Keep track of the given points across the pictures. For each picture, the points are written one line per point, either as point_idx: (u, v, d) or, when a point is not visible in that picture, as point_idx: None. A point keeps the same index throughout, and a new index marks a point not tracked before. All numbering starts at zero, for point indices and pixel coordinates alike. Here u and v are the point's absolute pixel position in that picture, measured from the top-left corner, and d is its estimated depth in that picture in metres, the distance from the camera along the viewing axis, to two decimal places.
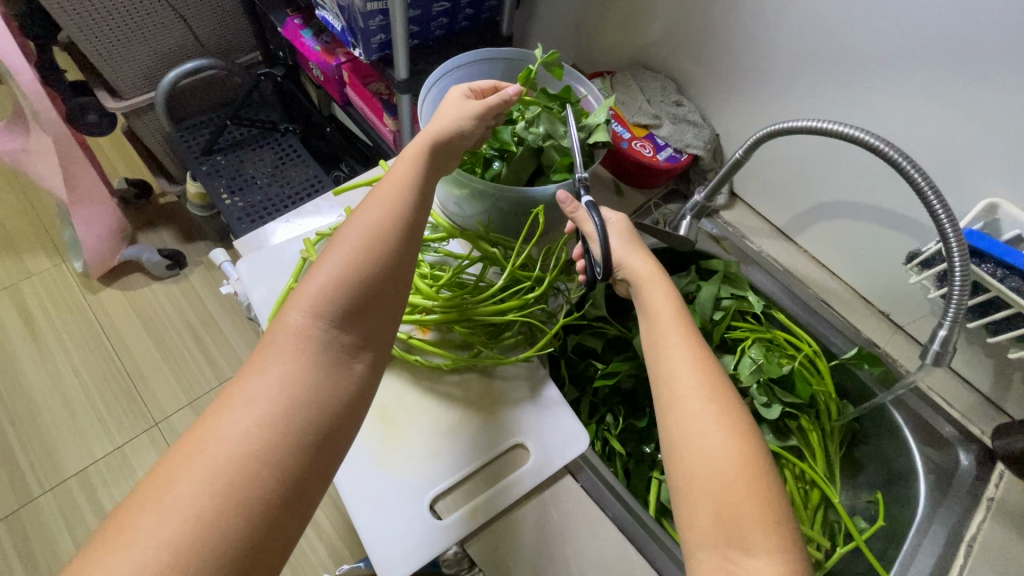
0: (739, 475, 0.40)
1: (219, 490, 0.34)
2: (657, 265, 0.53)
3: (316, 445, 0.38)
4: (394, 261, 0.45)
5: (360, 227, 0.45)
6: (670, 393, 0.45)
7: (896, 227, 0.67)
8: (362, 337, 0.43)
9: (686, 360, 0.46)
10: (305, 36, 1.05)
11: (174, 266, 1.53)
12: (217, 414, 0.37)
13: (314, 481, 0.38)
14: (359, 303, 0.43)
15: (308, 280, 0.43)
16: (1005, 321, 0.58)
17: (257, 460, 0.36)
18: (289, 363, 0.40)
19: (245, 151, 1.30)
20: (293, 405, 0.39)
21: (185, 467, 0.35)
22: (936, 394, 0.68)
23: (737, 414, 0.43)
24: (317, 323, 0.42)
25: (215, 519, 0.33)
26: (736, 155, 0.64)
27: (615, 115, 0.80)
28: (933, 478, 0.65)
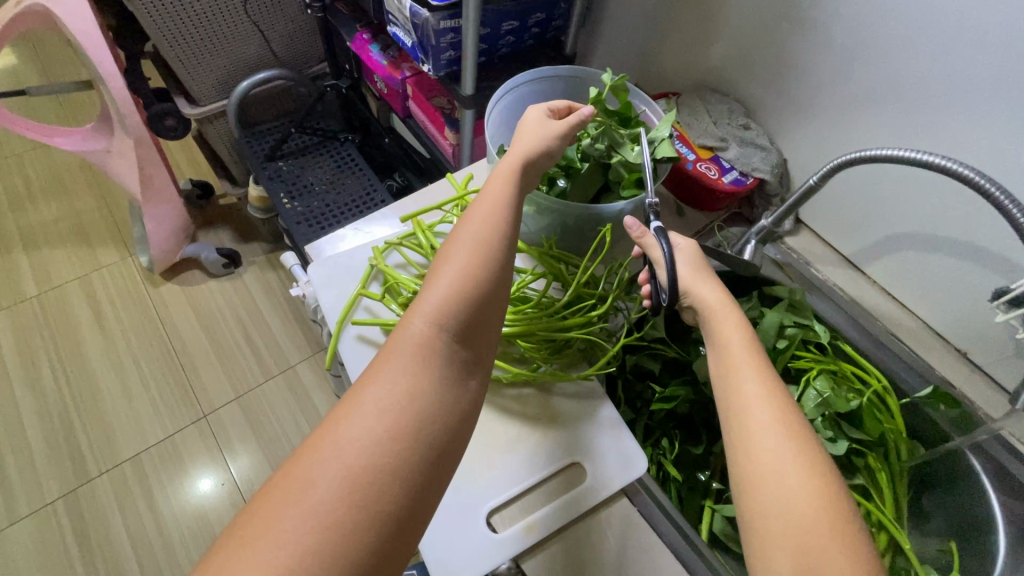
0: (821, 518, 0.39)
1: (357, 497, 0.36)
2: (726, 294, 0.52)
3: (438, 456, 0.40)
4: (503, 279, 0.46)
5: (474, 242, 0.46)
6: (743, 428, 0.44)
7: (982, 262, 0.63)
8: (475, 352, 0.45)
9: (760, 394, 0.45)
10: (372, 51, 1.09)
11: (230, 265, 1.60)
12: (346, 420, 0.39)
13: (434, 490, 0.39)
14: (473, 318, 0.44)
15: (427, 292, 0.44)
16: None
17: (391, 469, 0.37)
18: (412, 372, 0.41)
19: (307, 158, 1.35)
20: (419, 416, 0.40)
21: (321, 471, 0.36)
22: (1022, 444, 0.63)
23: (815, 455, 0.42)
24: (437, 334, 0.43)
25: (354, 524, 0.35)
26: (810, 181, 0.63)
27: (679, 135, 0.80)
28: (1016, 532, 0.61)
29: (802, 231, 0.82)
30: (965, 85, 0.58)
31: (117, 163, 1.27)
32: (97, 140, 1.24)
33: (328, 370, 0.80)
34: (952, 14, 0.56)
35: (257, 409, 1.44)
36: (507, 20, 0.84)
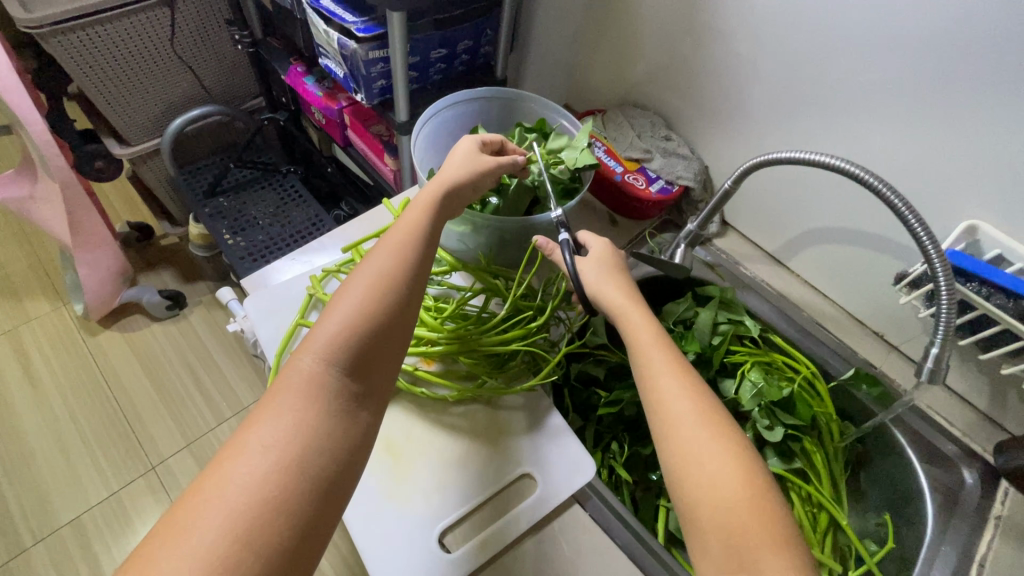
0: (742, 494, 0.42)
1: (238, 535, 0.36)
2: (632, 295, 0.56)
3: (328, 488, 0.41)
4: (399, 310, 0.48)
5: (369, 276, 0.48)
6: (666, 423, 0.47)
7: (885, 251, 0.69)
8: (369, 384, 0.46)
9: (677, 387, 0.48)
10: (307, 83, 1.10)
11: (174, 307, 1.55)
12: (235, 458, 0.40)
13: (326, 519, 0.40)
14: (366, 351, 0.46)
15: (320, 327, 0.46)
16: (994, 339, 0.60)
17: (274, 506, 0.38)
18: (301, 407, 0.43)
19: (247, 193, 1.34)
20: (307, 450, 0.41)
21: (204, 511, 0.37)
22: (936, 413, 0.71)
23: (729, 435, 0.45)
24: (328, 369, 0.44)
25: (234, 562, 0.36)
26: (726, 186, 0.67)
27: (607, 150, 0.83)
28: (940, 497, 0.67)
29: (728, 232, 0.86)
30: (853, 92, 0.64)
31: (44, 211, 1.21)
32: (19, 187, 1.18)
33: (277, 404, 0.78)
34: (833, 30, 0.63)
35: (211, 455, 1.38)
36: (435, 48, 0.86)
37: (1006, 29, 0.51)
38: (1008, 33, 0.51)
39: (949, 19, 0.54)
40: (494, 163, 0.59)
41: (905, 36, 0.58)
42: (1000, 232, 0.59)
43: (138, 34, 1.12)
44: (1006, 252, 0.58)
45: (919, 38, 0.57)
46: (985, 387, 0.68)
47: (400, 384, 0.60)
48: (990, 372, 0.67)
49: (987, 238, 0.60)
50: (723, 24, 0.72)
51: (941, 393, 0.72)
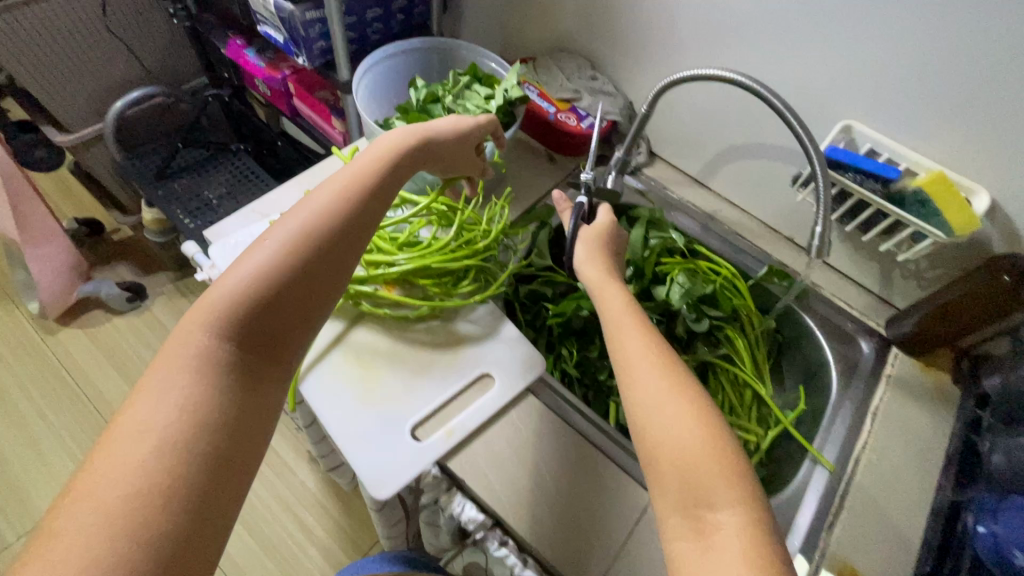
0: (700, 439, 0.45)
1: (128, 510, 0.36)
2: (609, 274, 0.61)
3: (221, 450, 0.41)
4: (288, 279, 0.48)
5: (255, 252, 0.48)
6: (628, 378, 0.50)
7: (783, 160, 0.79)
8: (259, 358, 0.47)
9: (643, 348, 0.51)
10: (248, 55, 1.12)
11: (135, 298, 1.55)
12: (117, 440, 0.39)
13: (223, 486, 0.40)
14: (251, 325, 0.46)
15: (214, 294, 0.46)
16: (872, 221, 0.70)
17: (170, 468, 0.38)
18: (190, 383, 0.43)
19: (200, 173, 1.35)
20: (198, 423, 0.41)
21: (90, 492, 0.36)
22: (839, 299, 0.82)
23: (689, 389, 0.48)
24: (216, 345, 0.45)
25: (129, 537, 0.35)
26: (643, 110, 0.75)
27: (540, 93, 0.89)
28: (842, 367, 0.78)
29: (656, 161, 0.94)
30: (747, 18, 0.73)
31: None
32: None
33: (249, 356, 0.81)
34: None
35: None
36: (369, 7, 0.90)
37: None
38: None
39: None
40: (423, 133, 0.60)
41: None
42: (869, 128, 0.69)
43: (67, 14, 1.11)
44: (876, 145, 0.69)
45: None
46: (876, 270, 0.80)
47: (363, 307, 0.66)
48: (878, 256, 0.78)
49: (860, 134, 0.70)
50: None
51: (843, 283, 0.83)
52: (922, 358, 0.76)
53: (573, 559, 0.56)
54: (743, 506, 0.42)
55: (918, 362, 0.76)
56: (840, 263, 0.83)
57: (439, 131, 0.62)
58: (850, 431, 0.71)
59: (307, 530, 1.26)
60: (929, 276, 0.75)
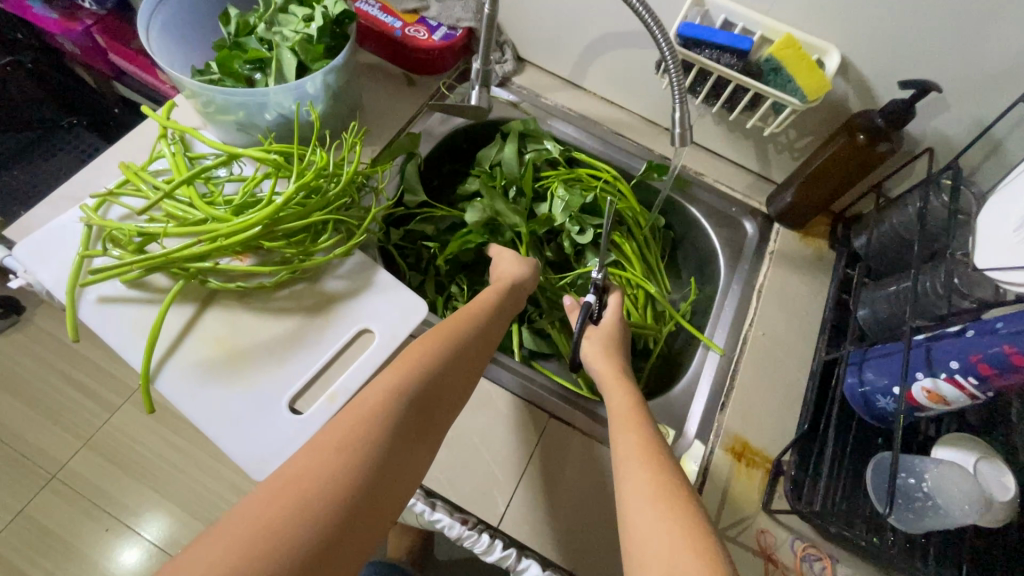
0: (680, 545, 0.37)
1: (285, 535, 0.35)
2: (623, 373, 0.56)
3: (358, 517, 0.38)
4: (453, 364, 0.50)
5: (441, 330, 0.52)
6: (622, 474, 0.44)
7: (647, 45, 0.74)
8: (422, 432, 0.46)
9: (633, 442, 0.46)
10: (33, 5, 0.91)
11: (8, 313, 1.44)
12: (296, 460, 0.39)
13: (353, 554, 0.37)
14: (425, 396, 0.47)
15: (405, 357, 0.49)
16: (735, 97, 0.68)
17: (319, 524, 0.36)
18: (370, 424, 0.42)
19: (37, 160, 1.20)
20: (364, 471, 0.40)
21: (263, 501, 0.36)
22: (722, 185, 0.82)
23: (677, 491, 0.41)
24: (399, 398, 0.45)
25: (271, 563, 0.33)
26: (487, 11, 0.67)
27: (382, 7, 0.78)
28: (729, 251, 0.78)
29: (526, 68, 0.87)
30: None
31: None
32: None
33: None
34: None
35: (114, 446, 1.39)
36: None
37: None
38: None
39: None
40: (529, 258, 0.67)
41: None
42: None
43: None
44: (730, 15, 0.65)
45: None
46: (754, 150, 0.79)
47: (210, 285, 0.59)
48: (753, 135, 0.77)
49: (712, 6, 0.65)
50: None
51: (724, 167, 0.82)
52: (801, 229, 0.78)
53: (477, 493, 0.56)
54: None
55: (798, 234, 0.78)
56: (719, 147, 0.82)
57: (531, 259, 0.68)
58: (738, 310, 0.73)
59: None
60: (800, 146, 0.75)
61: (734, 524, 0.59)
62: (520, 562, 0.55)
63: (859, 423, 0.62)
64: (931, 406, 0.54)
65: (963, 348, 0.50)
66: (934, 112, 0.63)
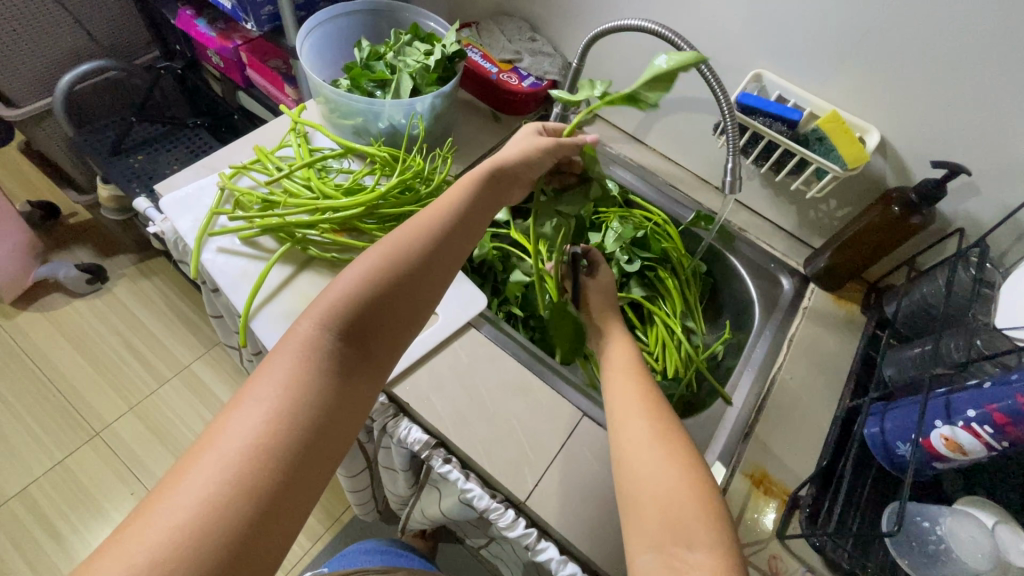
0: (679, 484, 0.48)
1: (230, 479, 0.40)
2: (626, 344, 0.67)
3: (306, 448, 0.44)
4: (389, 286, 0.51)
5: (375, 252, 0.53)
6: (621, 419, 0.56)
7: (706, 111, 0.85)
8: (360, 354, 0.50)
9: (635, 398, 0.58)
10: (198, 25, 1.12)
11: (94, 280, 1.60)
12: (232, 414, 0.44)
13: (305, 476, 0.43)
14: (356, 322, 0.50)
15: (329, 291, 0.51)
16: (783, 162, 0.77)
17: (261, 465, 0.42)
18: (298, 365, 0.47)
19: (156, 148, 1.35)
20: (298, 406, 0.45)
21: (203, 454, 0.41)
22: (763, 241, 0.89)
23: (678, 443, 0.52)
24: (324, 333, 0.49)
25: (225, 504, 0.39)
26: (574, 64, 0.79)
27: (483, 54, 0.93)
28: (765, 302, 0.84)
29: (596, 121, 1.00)
30: None
31: None
32: None
33: (212, 311, 0.83)
34: None
35: (156, 416, 1.48)
36: None
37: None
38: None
39: None
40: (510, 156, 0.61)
41: None
42: (776, 76, 0.75)
43: None
44: (783, 92, 0.75)
45: None
46: (795, 215, 0.87)
47: (311, 252, 0.70)
48: (796, 201, 0.85)
49: (769, 82, 0.76)
50: None
51: (767, 227, 0.90)
52: (835, 291, 0.83)
53: (508, 467, 0.61)
54: (717, 550, 0.44)
55: (832, 295, 0.84)
56: (763, 209, 0.90)
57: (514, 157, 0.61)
58: (769, 353, 0.78)
59: None
60: (838, 216, 0.83)
61: (746, 544, 0.61)
62: (540, 542, 0.59)
63: (878, 470, 0.65)
64: (951, 456, 0.57)
65: (982, 398, 0.54)
66: (964, 195, 0.70)
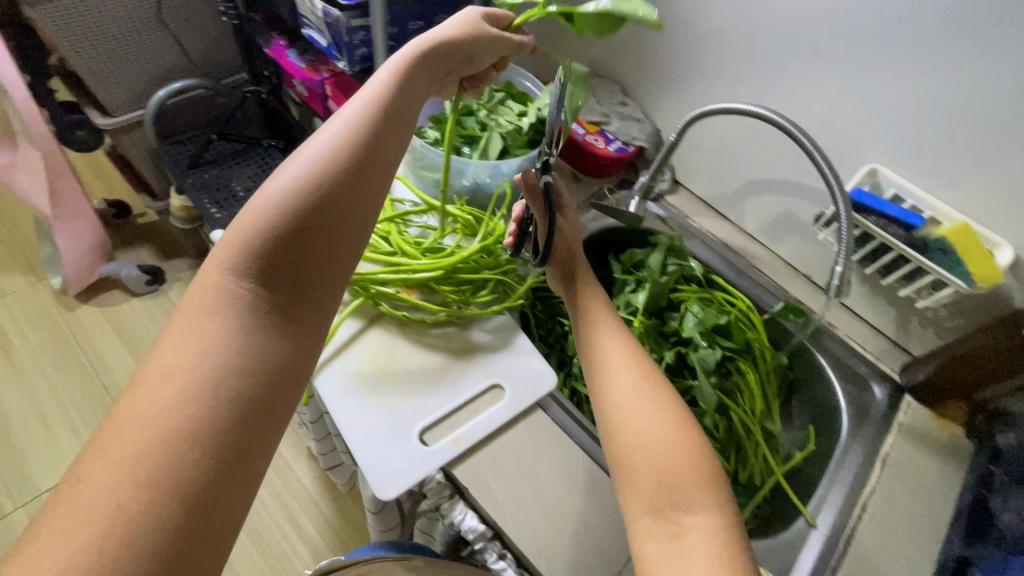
0: (674, 442, 0.48)
1: (162, 440, 0.37)
2: (594, 286, 0.64)
3: (242, 392, 0.41)
4: (312, 213, 0.46)
5: (287, 178, 0.47)
6: (604, 380, 0.54)
7: (804, 197, 0.80)
8: (289, 291, 0.46)
9: (621, 352, 0.55)
10: (290, 55, 1.16)
11: (153, 282, 1.64)
12: (143, 380, 0.39)
13: (253, 419, 0.41)
14: (276, 260, 0.46)
15: (233, 234, 0.46)
16: (893, 265, 0.71)
17: (192, 418, 0.38)
18: (215, 316, 0.43)
19: (230, 165, 1.38)
20: (223, 355, 0.42)
21: (118, 425, 0.37)
22: (853, 340, 0.82)
23: (664, 393, 0.52)
24: (240, 280, 0.45)
25: (166, 463, 0.36)
26: (671, 138, 0.76)
27: (571, 115, 0.93)
28: (854, 410, 0.77)
29: (680, 190, 0.96)
30: (787, 56, 0.74)
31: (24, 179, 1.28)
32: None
33: None
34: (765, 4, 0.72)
35: None
36: (412, 20, 0.93)
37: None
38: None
39: None
40: (429, 44, 0.56)
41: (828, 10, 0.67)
42: (895, 173, 0.70)
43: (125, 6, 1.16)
44: (900, 190, 0.70)
45: (831, 1, 0.67)
46: (894, 317, 0.80)
47: (383, 309, 0.68)
48: (897, 303, 0.78)
49: (886, 178, 0.71)
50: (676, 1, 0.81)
51: (859, 326, 0.83)
52: (936, 408, 0.76)
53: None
54: (715, 510, 0.45)
55: (931, 412, 0.76)
56: (856, 305, 0.83)
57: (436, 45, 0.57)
58: (859, 472, 0.70)
59: (299, 528, 1.26)
60: (947, 326, 0.75)
61: None
62: None
63: None
64: None
65: None
66: None
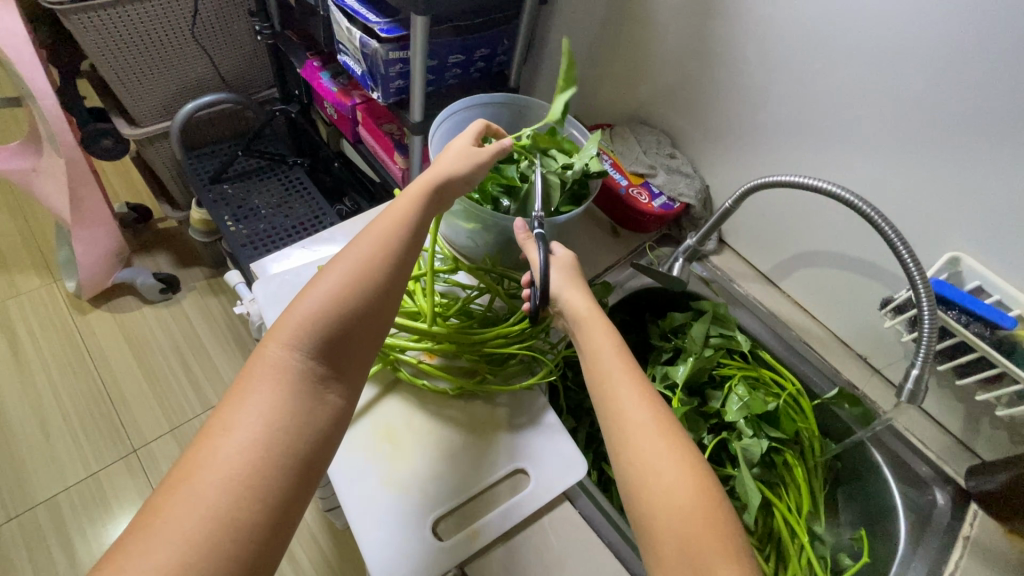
0: (693, 501, 0.43)
1: (216, 513, 0.39)
2: (596, 304, 0.56)
3: (291, 468, 0.43)
4: (363, 306, 0.50)
5: (342, 269, 0.51)
6: (620, 428, 0.48)
7: (869, 276, 0.72)
8: (336, 368, 0.49)
9: (634, 396, 0.48)
10: (322, 78, 1.12)
11: (167, 291, 1.61)
12: (206, 446, 0.42)
13: (296, 494, 0.43)
14: (329, 340, 0.49)
15: (291, 312, 0.49)
16: (974, 364, 0.63)
17: (245, 491, 0.41)
18: (273, 388, 0.46)
19: (253, 181, 1.35)
20: (278, 428, 0.44)
21: (179, 492, 0.40)
22: (913, 435, 0.74)
23: (682, 444, 0.46)
24: (296, 355, 0.48)
25: (219, 535, 0.39)
26: (726, 205, 0.69)
27: (614, 163, 0.88)
28: (913, 517, 0.69)
29: (725, 250, 0.90)
30: (861, 123, 0.67)
31: (45, 184, 1.26)
32: (22, 160, 1.24)
33: None
34: (840, 64, 0.66)
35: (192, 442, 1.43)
36: (453, 53, 0.89)
37: (1005, 62, 0.54)
38: (1003, 67, 0.54)
39: (959, 59, 0.57)
40: (445, 171, 0.59)
41: (913, 79, 0.61)
42: (981, 264, 0.63)
43: (158, 17, 1.13)
44: (984, 284, 0.62)
45: (918, 70, 0.60)
46: (961, 415, 0.72)
47: (403, 376, 0.63)
48: (967, 399, 0.70)
49: (969, 269, 0.64)
50: (738, 53, 0.75)
51: (920, 419, 0.75)
52: None
53: None
54: None
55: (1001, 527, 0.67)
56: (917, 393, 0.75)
57: (457, 171, 0.59)
58: None
59: (295, 563, 1.20)
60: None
61: None
62: None
63: None
64: None
65: None
66: None
